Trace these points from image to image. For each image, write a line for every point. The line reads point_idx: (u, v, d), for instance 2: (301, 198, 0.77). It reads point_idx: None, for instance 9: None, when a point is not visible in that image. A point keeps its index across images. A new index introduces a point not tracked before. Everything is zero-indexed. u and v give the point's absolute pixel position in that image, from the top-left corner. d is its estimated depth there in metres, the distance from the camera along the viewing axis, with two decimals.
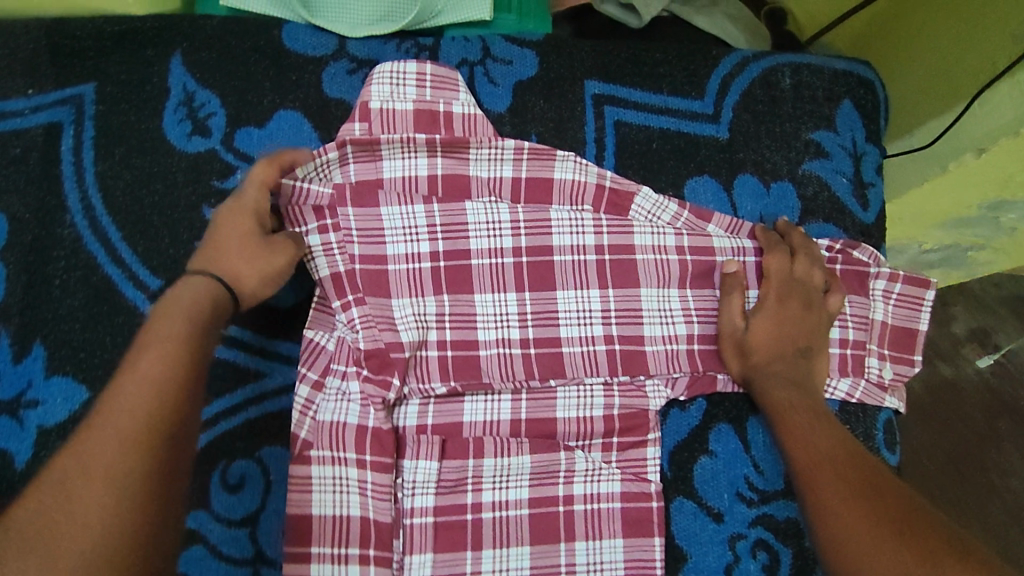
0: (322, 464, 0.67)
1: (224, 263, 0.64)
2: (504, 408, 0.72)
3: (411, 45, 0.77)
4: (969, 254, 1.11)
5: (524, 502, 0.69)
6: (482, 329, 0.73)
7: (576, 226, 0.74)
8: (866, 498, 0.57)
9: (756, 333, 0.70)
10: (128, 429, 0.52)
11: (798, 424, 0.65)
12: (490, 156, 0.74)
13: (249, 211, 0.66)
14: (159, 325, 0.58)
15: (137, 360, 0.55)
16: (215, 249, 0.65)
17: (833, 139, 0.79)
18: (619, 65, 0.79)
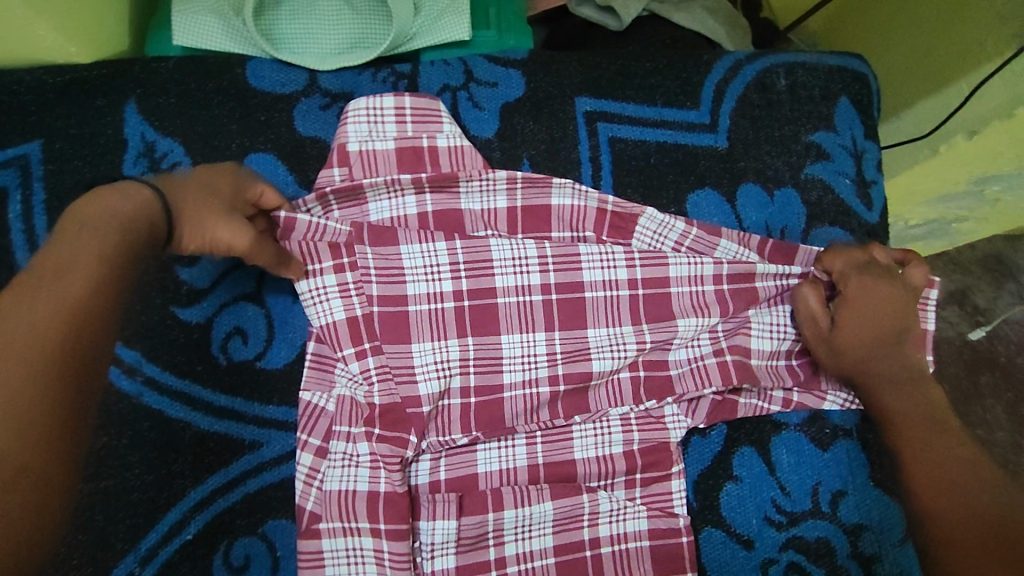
0: (334, 536, 0.63)
1: (177, 194, 0.56)
2: (519, 455, 0.67)
3: (388, 73, 0.72)
4: (953, 226, 1.10)
5: (549, 550, 0.65)
6: (508, 372, 0.68)
7: (607, 260, 0.70)
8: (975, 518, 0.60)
9: (845, 331, 0.67)
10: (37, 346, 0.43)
11: (915, 438, 0.65)
12: (482, 187, 0.70)
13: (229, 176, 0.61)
14: (94, 243, 0.49)
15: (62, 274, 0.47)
16: (176, 183, 0.57)
17: (833, 139, 0.77)
18: (610, 78, 0.75)
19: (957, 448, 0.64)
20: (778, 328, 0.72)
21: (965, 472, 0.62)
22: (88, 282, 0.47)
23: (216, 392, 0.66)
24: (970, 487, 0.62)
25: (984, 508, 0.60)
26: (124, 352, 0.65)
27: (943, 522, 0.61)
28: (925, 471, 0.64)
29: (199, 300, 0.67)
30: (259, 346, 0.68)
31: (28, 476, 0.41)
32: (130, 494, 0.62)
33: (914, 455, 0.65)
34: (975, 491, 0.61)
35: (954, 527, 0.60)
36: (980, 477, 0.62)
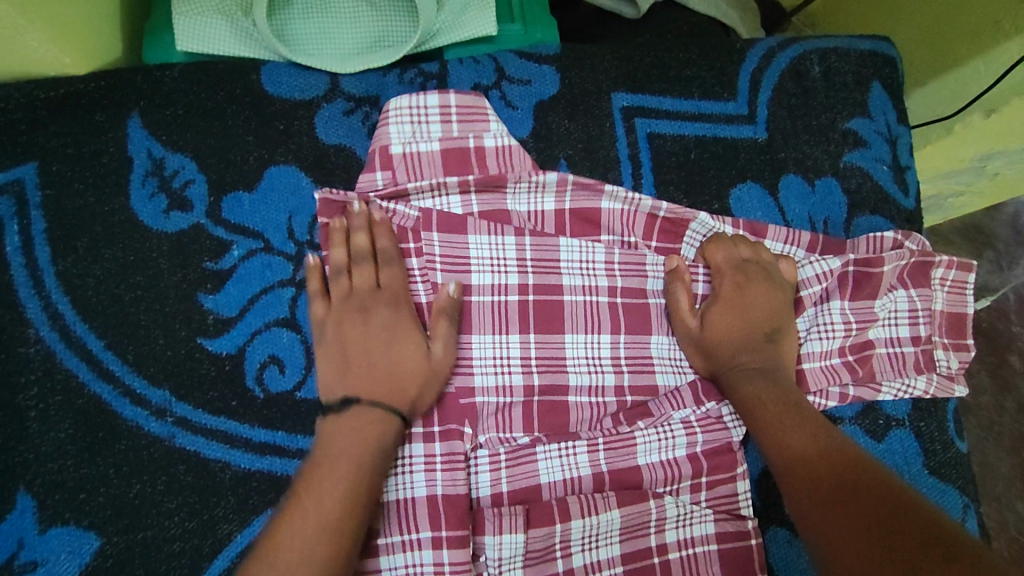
0: (392, 553, 0.59)
1: (363, 389, 0.58)
2: (581, 463, 0.63)
3: (415, 73, 0.68)
4: (951, 201, 1.09)
5: (617, 559, 0.62)
6: (573, 374, 0.65)
7: None
8: (856, 497, 0.53)
9: (709, 333, 0.65)
10: (342, 499, 0.52)
11: (774, 424, 0.61)
12: (530, 189, 0.66)
13: (388, 306, 0.60)
14: (374, 393, 0.57)
15: (348, 428, 0.56)
16: (331, 359, 0.59)
17: (869, 126, 0.76)
18: (645, 72, 0.72)
19: (806, 421, 0.60)
20: (827, 327, 0.70)
21: (824, 450, 0.57)
22: (372, 449, 0.55)
23: (255, 428, 0.61)
24: (847, 474, 0.55)
25: (861, 499, 0.52)
26: (153, 392, 0.60)
27: (811, 512, 0.54)
28: (797, 455, 0.58)
29: (227, 330, 0.62)
30: (298, 375, 0.62)
31: None
32: (172, 544, 0.58)
33: (778, 447, 0.60)
34: (830, 466, 0.56)
35: (804, 487, 0.56)
36: (853, 464, 0.56)
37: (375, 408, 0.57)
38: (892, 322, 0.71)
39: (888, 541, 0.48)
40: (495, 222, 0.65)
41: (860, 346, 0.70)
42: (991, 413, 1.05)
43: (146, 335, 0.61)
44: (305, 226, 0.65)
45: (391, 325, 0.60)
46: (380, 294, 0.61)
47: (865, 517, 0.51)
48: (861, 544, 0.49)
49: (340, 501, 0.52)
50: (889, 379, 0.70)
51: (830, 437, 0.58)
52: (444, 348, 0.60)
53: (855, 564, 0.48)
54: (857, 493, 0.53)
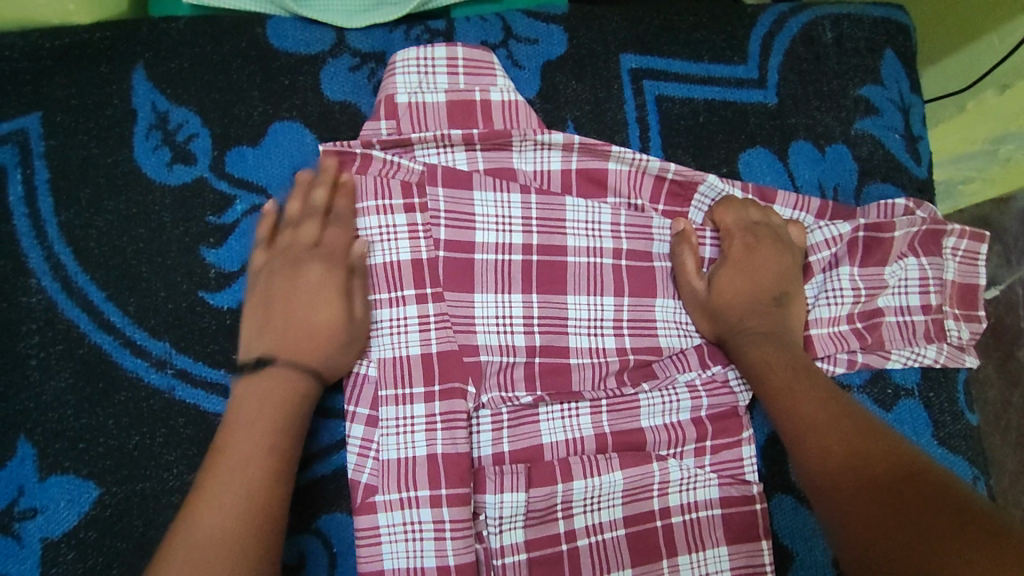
0: (391, 510, 0.58)
1: (279, 346, 0.56)
2: (584, 424, 0.62)
3: (421, 30, 0.67)
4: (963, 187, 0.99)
5: (619, 522, 0.61)
6: (573, 335, 0.64)
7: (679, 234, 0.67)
8: (867, 463, 0.52)
9: (717, 297, 0.64)
10: (284, 404, 0.54)
11: (782, 389, 0.59)
12: (536, 146, 0.66)
13: (321, 264, 0.59)
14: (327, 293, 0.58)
15: (315, 307, 0.57)
16: (254, 319, 0.58)
17: (881, 93, 0.74)
18: (654, 34, 0.71)
19: (813, 387, 0.59)
20: (836, 294, 0.69)
21: (833, 415, 0.56)
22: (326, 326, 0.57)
23: None
24: (855, 438, 0.54)
25: (870, 465, 0.51)
26: (153, 344, 0.59)
27: (822, 480, 0.53)
28: (805, 422, 0.57)
29: (228, 284, 0.61)
30: None
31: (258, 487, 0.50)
32: (170, 496, 0.57)
33: (786, 412, 0.58)
34: (838, 432, 0.55)
35: (813, 454, 0.55)
36: (861, 430, 0.54)
37: (291, 368, 0.55)
38: (902, 291, 0.70)
39: (900, 504, 0.48)
40: (501, 178, 0.65)
41: (868, 314, 0.69)
42: None
43: (148, 287, 0.61)
44: None
45: (320, 282, 0.58)
46: (318, 250, 0.59)
47: (877, 485, 0.50)
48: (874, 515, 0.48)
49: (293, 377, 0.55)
50: (898, 347, 0.69)
51: (836, 402, 0.57)
52: (363, 302, 0.59)
53: (868, 529, 0.48)
54: (867, 460, 0.52)
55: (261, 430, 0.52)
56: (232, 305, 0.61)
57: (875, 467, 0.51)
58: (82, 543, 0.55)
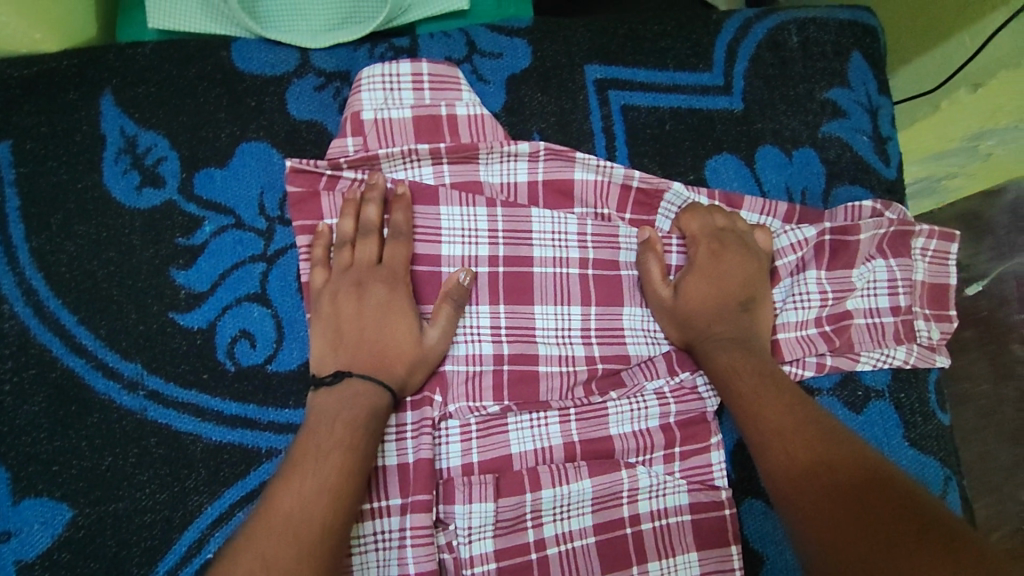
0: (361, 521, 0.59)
1: (354, 359, 0.59)
2: (553, 433, 0.63)
3: (385, 48, 0.67)
4: None
5: (589, 530, 0.62)
6: (542, 344, 0.65)
7: None
8: (832, 471, 0.52)
9: (683, 302, 0.64)
10: (357, 412, 0.56)
11: (750, 395, 0.60)
12: (503, 158, 0.66)
13: (384, 283, 0.61)
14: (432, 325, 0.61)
15: (352, 344, 0.60)
16: (327, 336, 0.60)
17: (848, 96, 0.75)
18: (619, 44, 0.71)
19: (782, 395, 0.59)
20: (804, 298, 0.70)
21: (799, 421, 0.57)
22: (391, 355, 0.60)
23: (227, 401, 0.61)
24: (822, 448, 0.54)
25: (834, 474, 0.52)
26: (124, 366, 0.61)
27: (784, 484, 0.53)
28: (771, 429, 0.57)
29: (198, 304, 0.63)
30: (268, 349, 0.63)
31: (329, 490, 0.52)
32: (142, 515, 0.58)
33: (753, 418, 0.58)
34: (804, 439, 0.55)
35: (779, 460, 0.55)
36: (829, 440, 0.54)
37: (362, 378, 0.58)
38: (872, 293, 0.70)
39: (865, 512, 0.48)
40: (468, 192, 0.66)
41: (837, 317, 0.69)
42: None
43: (119, 310, 0.62)
44: (276, 201, 0.66)
45: (386, 302, 0.61)
46: (378, 269, 0.61)
47: (840, 494, 0.50)
48: (835, 522, 0.48)
49: (366, 388, 0.58)
50: (868, 350, 0.69)
51: (804, 410, 0.58)
52: (441, 332, 0.61)
53: (830, 533, 0.48)
54: (832, 469, 0.52)
55: (335, 430, 0.55)
56: (201, 325, 0.62)
57: (840, 477, 0.51)
58: (57, 564, 0.56)
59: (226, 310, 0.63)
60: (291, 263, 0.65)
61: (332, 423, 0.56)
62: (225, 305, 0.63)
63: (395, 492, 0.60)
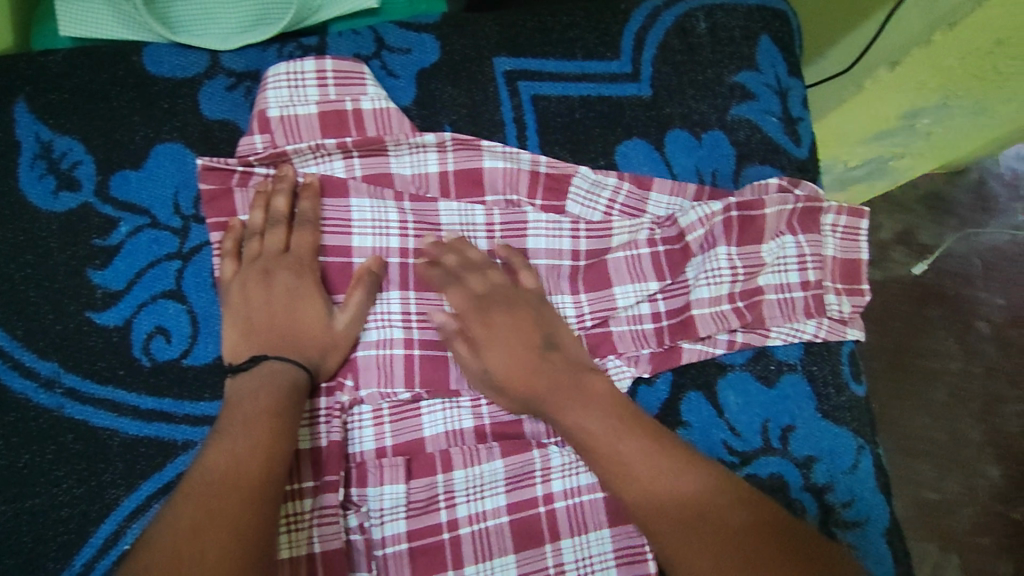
0: None
1: (264, 342, 0.61)
2: (465, 415, 0.66)
3: (293, 48, 0.69)
4: (891, 163, 1.19)
5: (502, 509, 0.64)
6: None
7: (553, 230, 0.70)
8: (712, 516, 0.55)
9: (508, 368, 0.63)
10: (279, 386, 0.59)
11: (636, 432, 0.59)
12: (411, 150, 0.68)
13: (290, 271, 0.63)
14: (342, 312, 0.63)
15: (265, 328, 0.61)
16: (238, 326, 0.62)
17: (757, 78, 0.76)
18: (527, 36, 0.73)
19: (646, 440, 0.58)
20: (715, 276, 0.71)
21: (699, 463, 0.58)
22: (304, 336, 0.62)
23: (144, 396, 0.63)
24: (721, 510, 0.55)
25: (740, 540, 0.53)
26: (42, 365, 0.62)
27: (664, 539, 0.55)
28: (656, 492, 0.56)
29: (114, 302, 0.64)
30: (184, 343, 0.65)
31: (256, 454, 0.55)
32: (58, 509, 0.60)
33: (622, 478, 0.57)
34: (695, 477, 0.57)
35: (661, 497, 0.56)
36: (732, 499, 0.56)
37: (281, 360, 0.60)
38: (782, 269, 0.72)
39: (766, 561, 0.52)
40: (377, 184, 0.68)
41: (748, 293, 0.71)
42: (958, 376, 1.27)
43: (37, 311, 0.63)
44: (191, 200, 0.67)
45: (293, 288, 0.62)
46: (285, 257, 0.63)
47: (751, 550, 0.53)
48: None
49: (286, 364, 0.60)
50: (778, 325, 0.71)
51: (706, 467, 0.58)
52: (351, 316, 0.63)
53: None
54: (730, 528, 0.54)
55: (259, 402, 0.58)
56: (118, 323, 0.64)
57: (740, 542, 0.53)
58: None
59: (143, 308, 0.65)
60: (206, 259, 0.66)
61: (255, 397, 0.58)
62: (143, 303, 0.65)
63: (308, 476, 0.62)
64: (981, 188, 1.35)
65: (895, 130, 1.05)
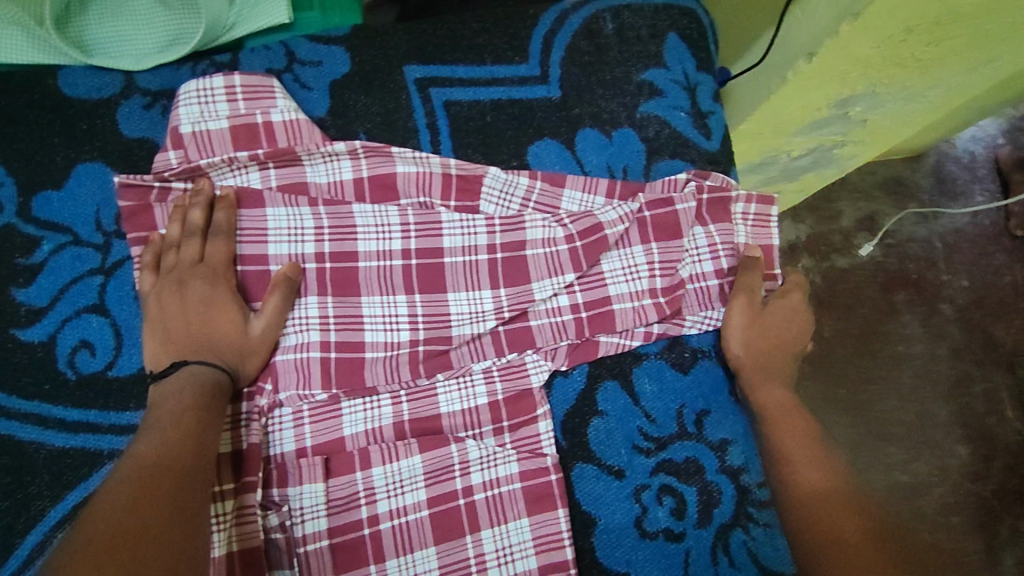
0: None
1: (181, 351, 0.63)
2: (385, 413, 0.69)
3: (207, 65, 0.72)
4: (835, 151, 1.10)
5: (423, 503, 0.66)
6: (370, 330, 0.69)
7: (466, 226, 0.72)
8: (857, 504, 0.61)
9: (747, 353, 0.72)
10: (202, 386, 0.61)
11: (792, 446, 0.67)
12: (325, 159, 0.71)
13: (204, 281, 0.65)
14: (259, 321, 0.65)
15: (185, 336, 0.64)
16: (157, 336, 0.64)
17: (664, 75, 0.78)
18: (437, 44, 0.76)
19: (813, 439, 0.67)
20: (633, 270, 0.74)
21: (831, 477, 0.64)
22: (223, 341, 0.64)
23: (69, 408, 0.65)
24: (837, 493, 0.62)
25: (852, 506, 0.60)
26: None
27: (830, 517, 0.60)
28: (806, 479, 0.64)
29: (38, 319, 0.67)
30: (108, 356, 0.67)
31: (184, 449, 0.57)
32: None
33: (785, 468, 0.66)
34: (826, 470, 0.64)
35: (808, 486, 0.63)
36: (829, 481, 0.63)
37: (204, 365, 0.62)
38: (696, 259, 0.75)
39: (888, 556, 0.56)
40: (291, 193, 0.70)
41: (669, 287, 0.73)
42: (923, 360, 1.28)
43: None
44: (112, 217, 0.69)
45: (207, 297, 0.64)
46: (199, 267, 0.65)
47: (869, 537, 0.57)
48: (874, 551, 0.56)
49: (207, 365, 0.62)
50: (692, 313, 0.74)
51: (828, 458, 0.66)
52: (266, 322, 0.65)
53: None
54: (851, 501, 0.61)
55: (185, 401, 0.60)
56: (42, 339, 0.66)
57: (856, 512, 0.60)
58: None
59: (66, 323, 0.67)
60: (128, 274, 0.68)
61: (180, 398, 0.60)
62: (66, 318, 0.67)
63: (229, 477, 0.63)
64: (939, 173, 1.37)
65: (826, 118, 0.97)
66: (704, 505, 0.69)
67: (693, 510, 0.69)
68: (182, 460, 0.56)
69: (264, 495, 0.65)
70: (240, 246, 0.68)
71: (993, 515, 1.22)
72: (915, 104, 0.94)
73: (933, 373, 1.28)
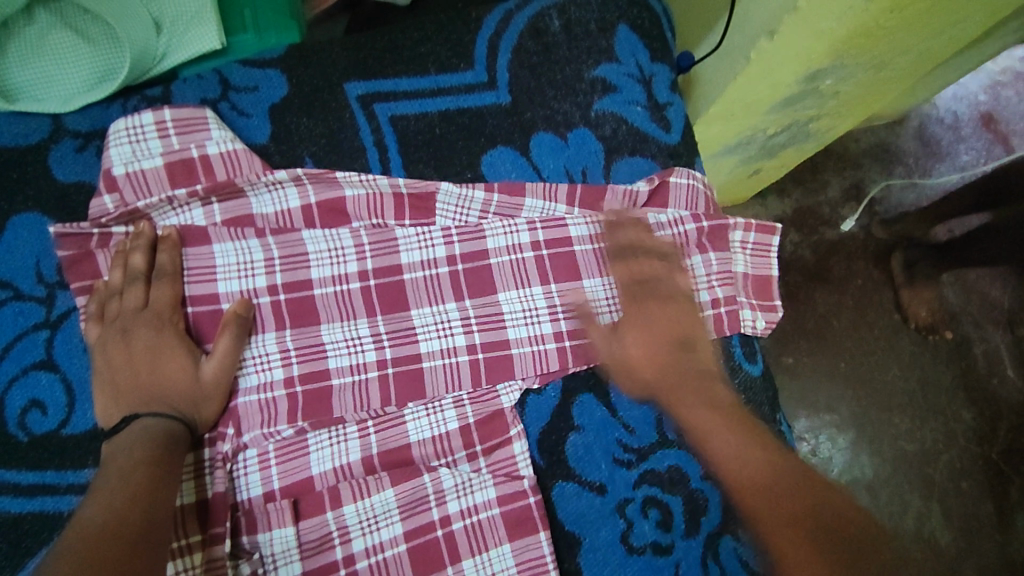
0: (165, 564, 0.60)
1: (134, 404, 0.60)
2: (352, 447, 0.66)
3: (138, 100, 0.70)
4: (811, 126, 1.05)
5: (400, 538, 0.64)
6: (333, 357, 0.67)
7: (423, 238, 0.69)
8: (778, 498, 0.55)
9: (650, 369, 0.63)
10: (154, 441, 0.57)
11: (721, 440, 0.59)
12: (269, 189, 0.68)
13: (149, 327, 0.62)
14: (215, 366, 0.62)
15: (136, 387, 0.60)
16: (106, 391, 0.61)
17: (617, 70, 0.75)
18: (377, 58, 0.73)
19: (723, 416, 0.60)
20: (615, 299, 0.70)
21: (765, 463, 0.57)
22: (175, 391, 0.60)
23: (23, 471, 0.63)
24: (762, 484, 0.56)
25: (788, 473, 0.56)
26: None
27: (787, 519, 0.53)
28: (746, 470, 0.57)
29: None
30: (61, 414, 0.64)
31: (134, 512, 0.52)
32: None
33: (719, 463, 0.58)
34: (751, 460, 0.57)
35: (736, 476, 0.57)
36: (771, 459, 0.57)
37: (160, 418, 0.59)
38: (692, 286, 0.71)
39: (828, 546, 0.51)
40: (237, 227, 0.67)
41: None
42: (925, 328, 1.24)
43: None
44: (53, 267, 0.66)
45: (154, 344, 0.61)
46: (144, 313, 0.62)
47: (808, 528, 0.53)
48: (813, 549, 0.51)
49: (160, 419, 0.59)
50: None
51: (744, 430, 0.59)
52: (219, 364, 0.62)
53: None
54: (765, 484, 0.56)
55: (137, 458, 0.55)
56: None
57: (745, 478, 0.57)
58: None
59: (12, 383, 0.64)
60: (74, 325, 0.66)
61: (131, 457, 0.56)
62: (11, 377, 0.64)
63: (195, 529, 0.61)
64: (925, 135, 1.32)
65: (796, 95, 0.91)
66: (691, 513, 0.67)
67: (679, 521, 0.67)
68: (132, 524, 0.51)
69: (233, 544, 0.63)
70: (188, 287, 0.65)
71: (1005, 477, 1.19)
72: (884, 72, 0.91)
73: (935, 339, 1.24)
